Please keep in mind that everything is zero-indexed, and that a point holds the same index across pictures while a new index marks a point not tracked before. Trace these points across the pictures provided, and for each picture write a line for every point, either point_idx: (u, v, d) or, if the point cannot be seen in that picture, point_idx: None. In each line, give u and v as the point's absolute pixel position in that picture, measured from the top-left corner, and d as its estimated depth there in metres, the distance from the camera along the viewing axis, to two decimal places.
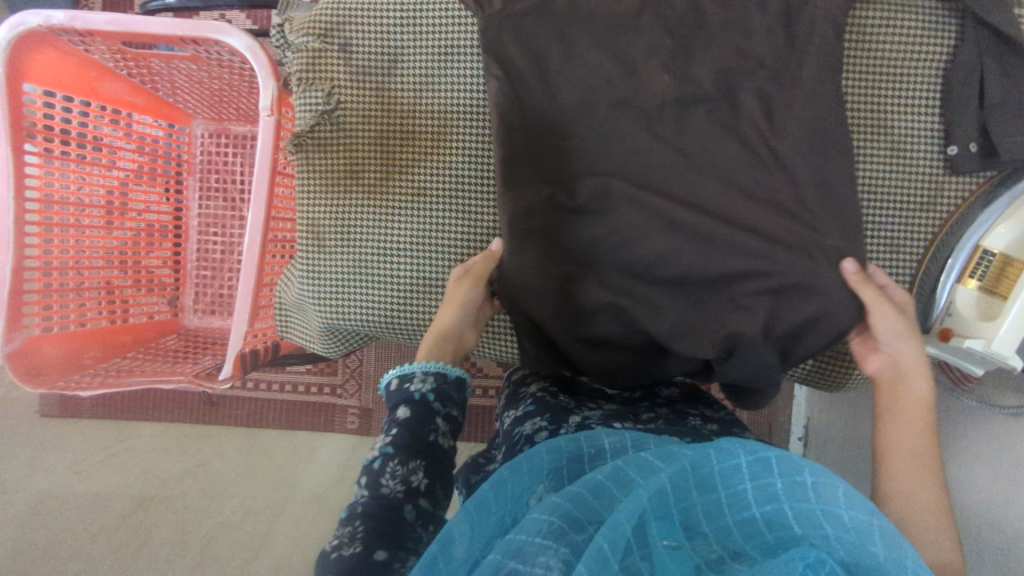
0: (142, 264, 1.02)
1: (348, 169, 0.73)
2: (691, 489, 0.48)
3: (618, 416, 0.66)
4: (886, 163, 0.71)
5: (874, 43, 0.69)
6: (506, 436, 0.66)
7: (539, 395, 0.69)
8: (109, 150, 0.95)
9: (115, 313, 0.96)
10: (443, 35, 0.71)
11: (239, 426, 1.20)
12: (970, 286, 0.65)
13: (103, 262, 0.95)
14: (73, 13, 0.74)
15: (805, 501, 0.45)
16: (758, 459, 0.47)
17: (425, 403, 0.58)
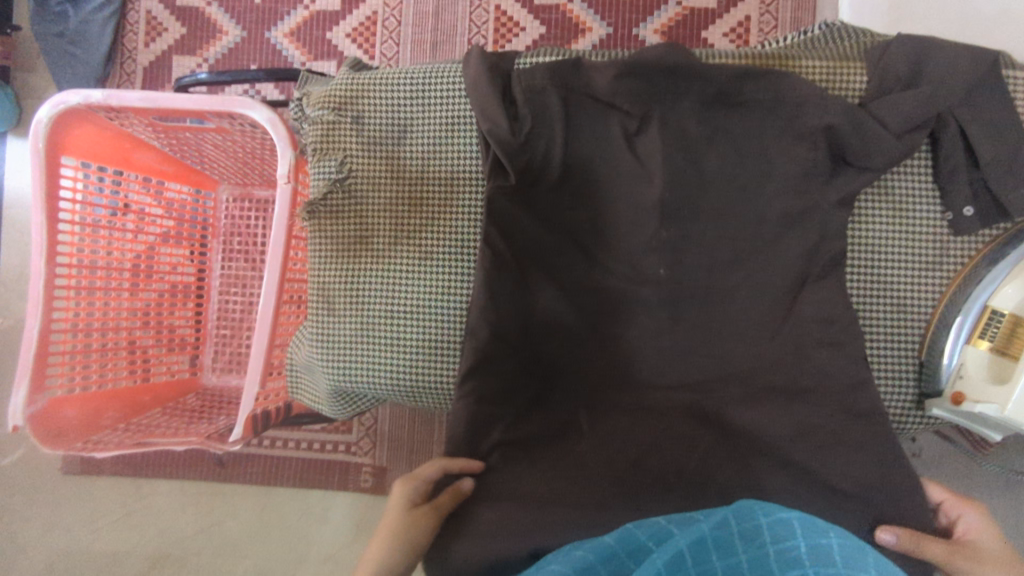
0: (166, 323, 1.05)
1: (359, 235, 0.70)
2: (709, 552, 0.45)
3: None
4: (909, 283, 0.63)
5: (880, 194, 0.64)
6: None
7: None
8: (139, 217, 1.00)
9: (138, 370, 0.99)
10: (452, 107, 0.69)
11: (255, 484, 1.18)
12: (980, 348, 0.58)
13: (133, 321, 1.00)
14: (110, 91, 0.79)
15: (832, 564, 0.42)
16: (779, 520, 0.45)
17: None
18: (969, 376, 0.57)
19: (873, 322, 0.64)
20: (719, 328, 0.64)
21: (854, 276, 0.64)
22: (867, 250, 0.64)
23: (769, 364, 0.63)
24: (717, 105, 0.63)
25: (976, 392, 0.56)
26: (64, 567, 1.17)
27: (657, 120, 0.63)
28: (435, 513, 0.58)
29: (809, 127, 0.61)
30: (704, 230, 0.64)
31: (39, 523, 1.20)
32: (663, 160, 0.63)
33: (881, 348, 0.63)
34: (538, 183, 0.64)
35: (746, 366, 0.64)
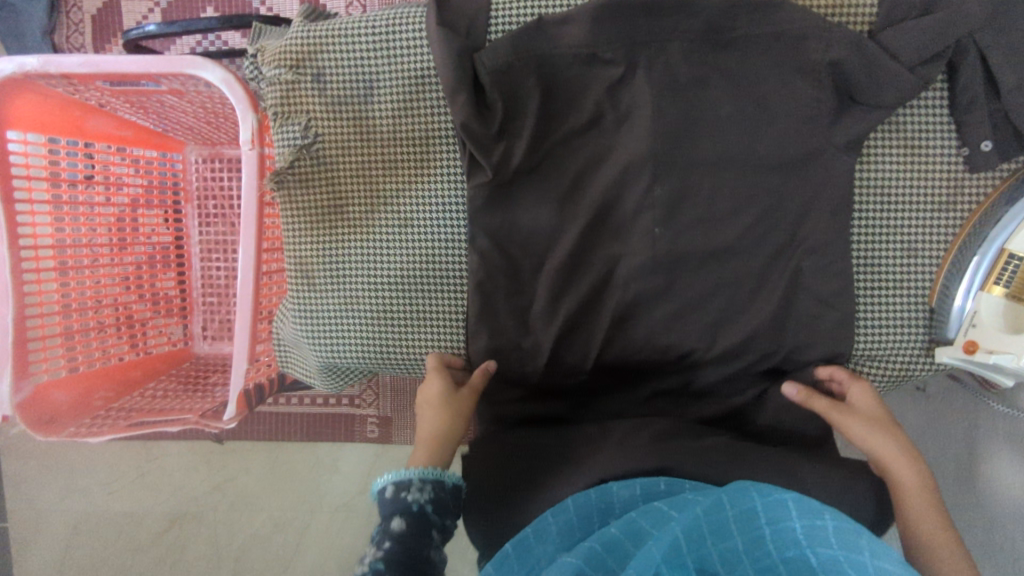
0: (157, 290, 1.03)
1: (333, 203, 0.66)
2: (705, 537, 0.42)
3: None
4: (921, 222, 0.60)
5: (889, 133, 0.59)
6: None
7: None
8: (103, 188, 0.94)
9: (136, 338, 0.98)
10: (417, 57, 0.62)
11: (263, 440, 1.16)
12: (992, 293, 0.55)
13: (120, 289, 0.97)
14: (45, 56, 0.72)
15: (830, 547, 0.40)
16: (775, 503, 0.44)
17: (422, 515, 0.53)
18: (984, 321, 0.54)
19: (881, 267, 0.60)
20: (720, 280, 0.61)
21: (864, 219, 0.60)
22: (875, 192, 0.60)
23: (772, 314, 0.60)
24: (709, 41, 0.57)
25: (991, 342, 0.54)
26: (86, 530, 1.16)
27: (646, 65, 0.59)
28: (471, 397, 0.62)
29: (806, 61, 0.56)
30: (700, 177, 0.60)
31: (55, 490, 1.17)
32: (654, 112, 0.59)
33: (890, 296, 0.60)
34: (518, 144, 0.61)
35: (747, 318, 0.61)
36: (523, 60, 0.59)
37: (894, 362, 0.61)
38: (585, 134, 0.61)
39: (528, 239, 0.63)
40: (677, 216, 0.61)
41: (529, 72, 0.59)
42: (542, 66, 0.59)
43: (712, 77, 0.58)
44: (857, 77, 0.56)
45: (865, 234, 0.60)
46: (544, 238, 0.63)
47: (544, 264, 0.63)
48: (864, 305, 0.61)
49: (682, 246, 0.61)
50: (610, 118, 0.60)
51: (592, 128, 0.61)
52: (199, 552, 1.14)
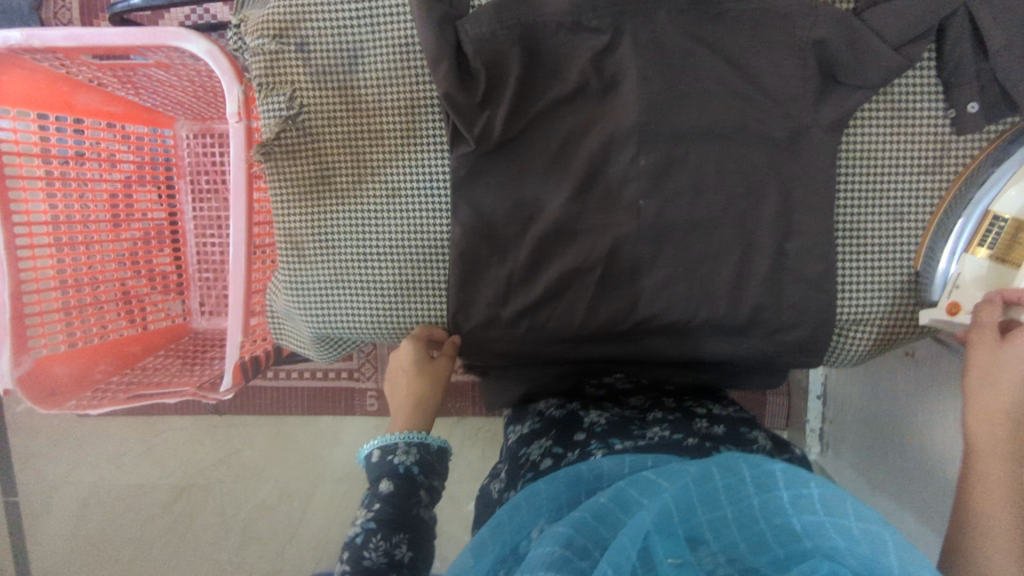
0: (156, 265, 1.04)
1: (320, 174, 0.66)
2: (694, 507, 0.44)
3: (623, 424, 0.61)
4: (908, 186, 0.60)
5: (879, 96, 0.58)
6: (511, 455, 0.64)
7: (546, 412, 0.67)
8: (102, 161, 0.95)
9: (135, 314, 0.99)
10: (401, 25, 0.62)
11: (265, 414, 1.18)
12: (977, 257, 0.54)
13: (116, 265, 0.98)
14: (30, 30, 0.71)
15: (813, 513, 0.42)
16: (762, 471, 0.45)
17: (409, 476, 0.58)
18: (968, 285, 0.54)
19: (868, 231, 0.60)
20: (706, 250, 0.61)
21: (851, 184, 0.60)
22: (862, 157, 0.59)
23: (759, 282, 0.61)
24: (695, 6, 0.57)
25: (973, 302, 0.53)
26: (94, 504, 1.18)
27: (631, 34, 0.58)
28: (444, 365, 0.66)
29: (791, 27, 0.56)
30: (685, 146, 0.60)
31: (63, 465, 1.19)
32: (640, 80, 0.59)
33: (875, 261, 0.61)
34: (501, 114, 0.60)
35: (733, 287, 0.61)
36: (507, 30, 0.58)
37: (878, 326, 0.62)
38: (570, 104, 0.61)
39: (514, 210, 0.63)
40: (663, 186, 0.61)
41: (511, 40, 0.58)
42: (525, 35, 0.58)
43: (697, 45, 0.58)
44: (838, 47, 0.55)
45: (851, 197, 0.60)
46: (531, 210, 0.63)
47: (531, 235, 0.63)
48: (849, 269, 0.61)
49: (668, 216, 0.61)
50: (595, 88, 0.60)
51: (578, 98, 0.61)
52: (205, 523, 1.16)
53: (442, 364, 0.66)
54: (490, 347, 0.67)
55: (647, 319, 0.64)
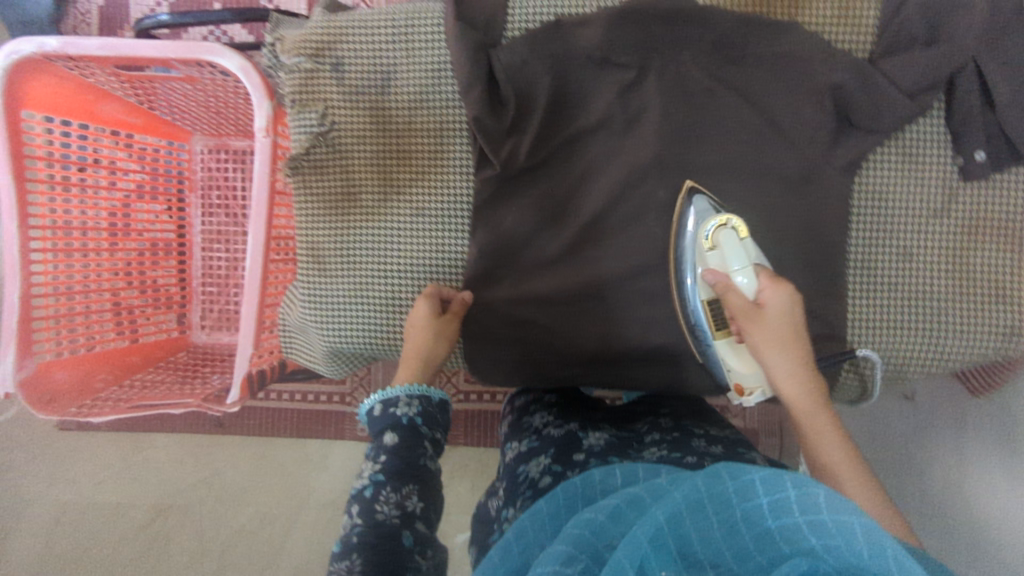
0: (150, 278, 1.02)
1: (346, 190, 0.67)
2: (683, 518, 0.36)
3: (620, 447, 0.57)
4: (921, 228, 0.62)
5: (891, 145, 0.62)
6: (509, 474, 0.59)
7: (543, 429, 0.62)
8: (112, 167, 0.95)
9: (124, 325, 0.96)
10: (435, 51, 0.64)
11: (252, 436, 1.16)
12: (720, 339, 0.60)
13: (110, 275, 0.95)
14: (66, 39, 0.73)
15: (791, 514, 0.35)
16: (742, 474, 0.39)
17: (413, 427, 0.57)
18: (739, 367, 0.59)
19: (879, 272, 0.63)
20: None
21: (863, 226, 0.63)
22: (874, 201, 0.62)
23: None
24: (718, 50, 0.60)
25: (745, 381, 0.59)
26: (67, 523, 1.13)
27: (657, 72, 0.61)
28: (455, 325, 0.64)
29: (808, 74, 0.59)
30: (702, 182, 0.62)
31: (38, 481, 1.14)
32: (662, 114, 0.61)
33: (886, 301, 0.63)
34: (524, 142, 0.62)
35: None
36: (538, 61, 0.61)
37: (887, 363, 0.63)
38: (594, 136, 0.63)
39: (533, 234, 0.65)
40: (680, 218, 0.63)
41: (542, 72, 0.61)
42: (556, 68, 0.61)
43: (718, 85, 0.61)
44: (854, 94, 0.58)
45: (862, 238, 0.63)
46: (550, 236, 0.65)
47: (548, 261, 0.65)
48: (857, 302, 0.63)
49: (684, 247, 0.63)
50: (616, 120, 0.62)
51: (601, 130, 0.63)
52: (183, 546, 1.12)
53: (452, 323, 0.64)
54: (502, 370, 0.67)
55: (659, 347, 0.65)
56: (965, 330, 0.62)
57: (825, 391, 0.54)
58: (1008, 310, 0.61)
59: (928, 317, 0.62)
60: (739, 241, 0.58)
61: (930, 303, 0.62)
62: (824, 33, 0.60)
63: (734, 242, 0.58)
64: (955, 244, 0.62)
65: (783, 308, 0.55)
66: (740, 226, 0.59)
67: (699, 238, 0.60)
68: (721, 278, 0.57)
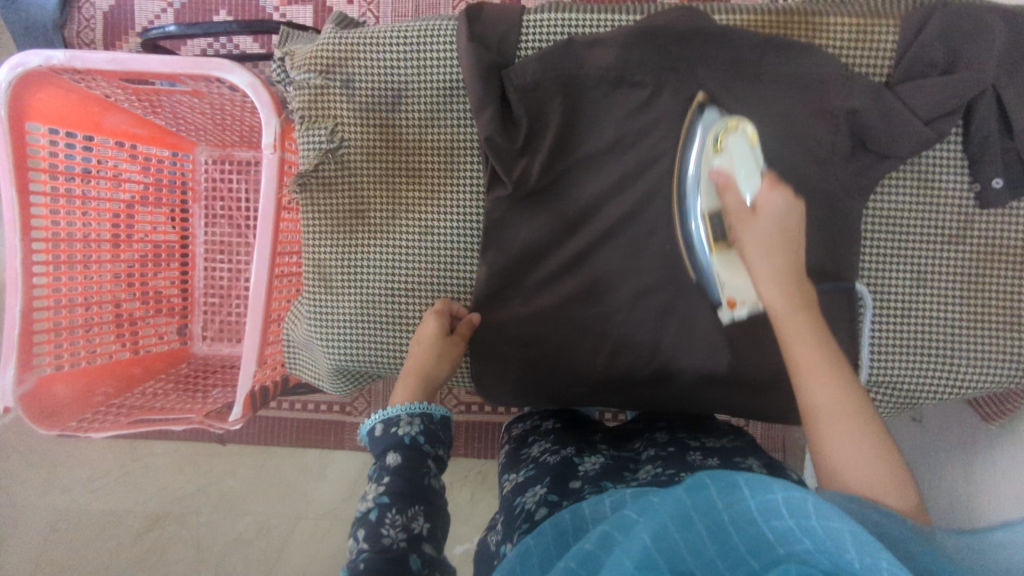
0: (151, 286, 1.01)
1: (355, 208, 0.67)
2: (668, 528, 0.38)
3: (616, 470, 0.57)
4: (935, 255, 0.62)
5: (906, 170, 0.61)
6: (506, 507, 0.57)
7: (542, 457, 0.61)
8: (115, 167, 0.94)
9: (126, 334, 0.96)
10: (447, 70, 0.64)
11: (251, 444, 1.15)
12: (718, 252, 0.59)
13: (112, 285, 0.94)
14: (72, 52, 0.72)
15: (781, 518, 0.36)
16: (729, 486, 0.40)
17: (415, 446, 0.56)
18: (731, 278, 0.59)
19: (892, 298, 0.62)
20: None
21: (877, 252, 0.62)
22: (888, 226, 0.62)
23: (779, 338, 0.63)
24: (732, 72, 0.59)
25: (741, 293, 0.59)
26: (61, 532, 1.11)
27: (671, 92, 0.60)
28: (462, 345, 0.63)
29: (823, 97, 0.59)
30: None
31: (32, 487, 1.12)
32: (674, 135, 0.61)
33: (899, 327, 0.62)
34: (536, 162, 0.62)
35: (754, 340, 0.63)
36: (550, 81, 0.60)
37: (899, 390, 0.63)
38: (605, 156, 0.63)
39: (543, 254, 0.64)
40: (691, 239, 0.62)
41: (554, 92, 0.61)
42: (568, 88, 0.61)
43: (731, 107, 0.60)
44: (870, 118, 0.58)
45: (876, 263, 0.62)
46: (560, 256, 0.64)
47: (557, 281, 0.65)
48: (872, 326, 0.62)
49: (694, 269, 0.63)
50: (628, 140, 0.62)
51: (613, 150, 0.62)
52: (177, 556, 1.09)
53: (460, 343, 0.63)
54: (509, 390, 0.67)
55: (669, 369, 0.64)
56: (978, 356, 0.61)
57: (812, 296, 0.53)
58: (1021, 337, 0.61)
59: (941, 342, 0.62)
60: (747, 146, 0.58)
61: (944, 328, 0.62)
62: (838, 55, 0.60)
63: (743, 147, 0.58)
64: (970, 270, 0.61)
65: (779, 211, 0.56)
66: (749, 133, 0.59)
67: (706, 139, 0.59)
68: (725, 177, 0.57)
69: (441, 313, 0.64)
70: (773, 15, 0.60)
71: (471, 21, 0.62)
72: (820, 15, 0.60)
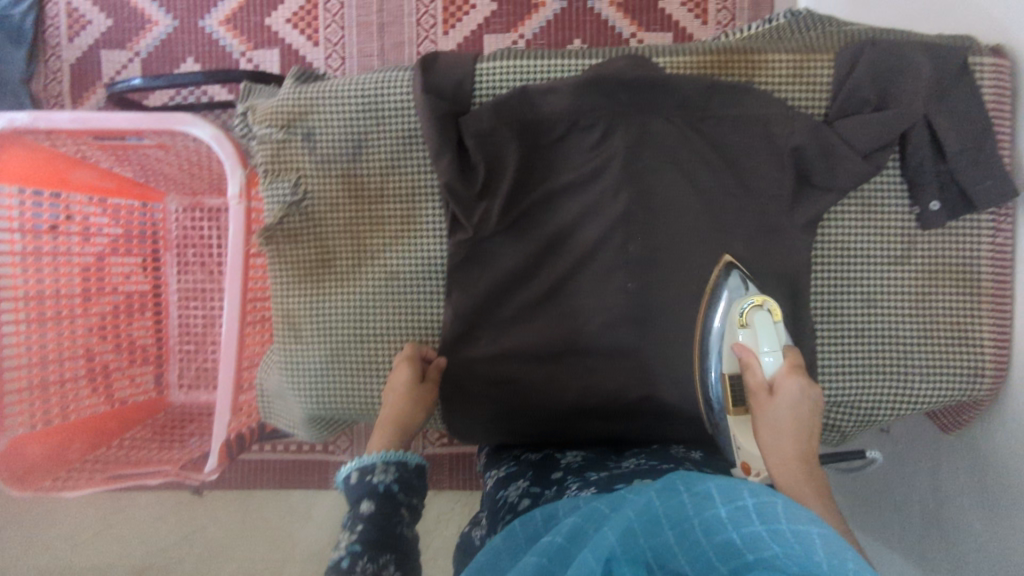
0: (125, 332, 1.01)
1: (321, 257, 0.68)
2: (637, 535, 0.40)
3: (598, 463, 0.63)
4: (884, 277, 0.64)
5: (851, 199, 0.64)
6: (488, 501, 0.61)
7: (524, 458, 0.67)
8: (83, 216, 0.94)
9: (98, 383, 0.95)
10: (404, 119, 0.65)
11: (232, 489, 1.13)
12: (734, 416, 0.59)
13: (84, 335, 0.95)
14: (37, 113, 0.73)
15: (750, 524, 0.38)
16: (701, 495, 0.42)
17: (389, 494, 0.57)
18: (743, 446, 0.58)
19: (846, 320, 0.65)
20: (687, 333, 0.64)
21: (828, 277, 0.64)
22: (838, 252, 0.64)
23: None
24: (679, 113, 0.62)
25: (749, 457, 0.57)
26: None
27: (622, 131, 0.62)
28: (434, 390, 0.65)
29: (766, 134, 0.61)
30: (669, 238, 0.64)
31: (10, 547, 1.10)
32: (628, 174, 0.63)
33: (854, 348, 0.64)
34: (495, 205, 0.64)
35: None
36: (504, 128, 0.62)
37: (858, 409, 0.65)
38: (563, 196, 0.64)
39: (507, 294, 0.66)
40: (650, 273, 0.64)
41: (508, 139, 0.62)
42: (522, 133, 0.63)
43: (680, 144, 0.63)
44: (810, 151, 0.61)
45: (828, 289, 0.64)
46: (524, 295, 0.66)
47: (522, 318, 0.66)
48: (828, 350, 0.65)
49: (655, 301, 0.64)
50: (583, 179, 0.64)
51: (571, 190, 0.64)
52: None
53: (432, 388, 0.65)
54: (482, 428, 0.68)
55: (638, 400, 0.66)
56: (932, 372, 0.64)
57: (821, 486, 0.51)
58: (972, 353, 0.63)
59: (895, 360, 0.64)
60: (772, 322, 0.60)
61: (897, 345, 0.64)
62: (780, 92, 0.63)
63: (767, 323, 0.59)
64: (917, 289, 0.64)
65: (796, 398, 0.55)
66: (775, 309, 0.60)
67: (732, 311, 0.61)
68: (748, 352, 0.59)
69: (406, 368, 0.64)
70: (718, 55, 0.63)
71: (425, 71, 0.64)
72: (763, 54, 0.62)
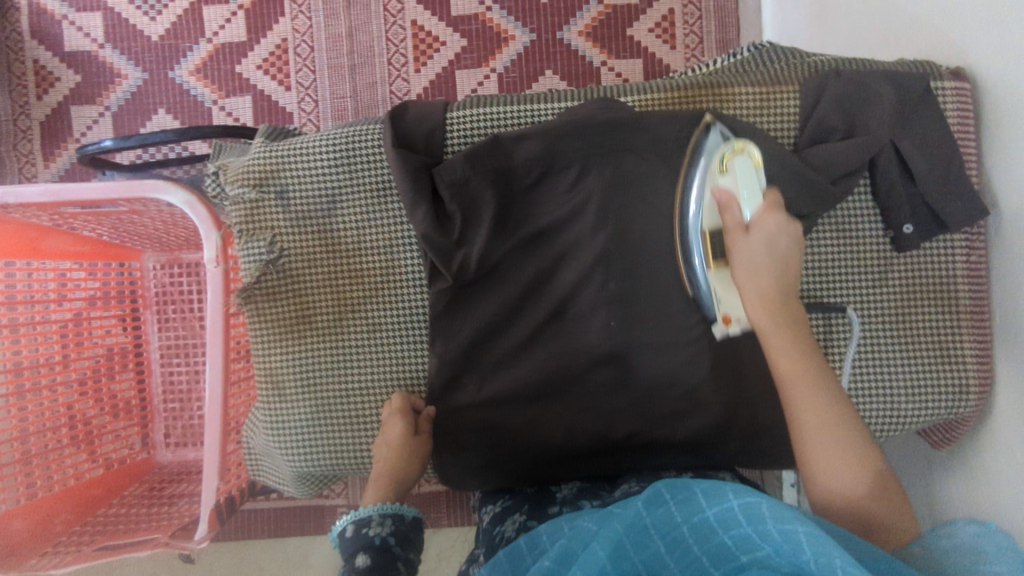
0: (106, 388, 0.98)
1: (300, 314, 0.67)
2: (626, 548, 0.42)
3: (592, 492, 0.64)
4: (864, 299, 0.65)
5: (825, 225, 0.65)
6: (485, 535, 0.63)
7: (520, 491, 0.68)
8: (59, 269, 0.93)
9: (81, 442, 0.94)
10: (376, 172, 0.65)
11: (227, 539, 1.10)
12: (714, 271, 0.58)
13: (65, 392, 0.93)
14: (5, 187, 0.72)
15: (737, 526, 0.40)
16: (683, 498, 0.44)
17: (385, 547, 0.56)
18: (724, 298, 0.58)
19: (830, 345, 0.65)
20: (675, 368, 0.64)
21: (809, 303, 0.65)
22: (816, 278, 0.65)
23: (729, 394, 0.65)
24: (650, 150, 0.62)
25: (731, 310, 0.59)
26: None
27: (596, 171, 0.63)
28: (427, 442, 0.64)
29: None
30: (649, 274, 0.64)
31: None
32: (604, 213, 0.63)
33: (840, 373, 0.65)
34: (473, 253, 0.63)
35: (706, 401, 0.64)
36: (479, 176, 0.62)
37: None
38: (541, 239, 0.65)
39: (492, 341, 0.65)
40: (633, 310, 0.64)
41: (484, 187, 0.63)
42: (497, 180, 0.63)
43: (654, 181, 0.63)
44: None
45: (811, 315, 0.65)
46: (509, 341, 0.65)
47: (508, 364, 0.65)
48: None
49: (640, 338, 0.64)
50: (561, 220, 0.64)
51: (549, 233, 0.64)
52: None
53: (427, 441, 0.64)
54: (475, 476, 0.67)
55: (629, 437, 0.65)
56: (918, 391, 0.64)
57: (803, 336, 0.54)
58: (956, 370, 0.63)
59: (881, 380, 0.65)
60: (752, 169, 0.56)
61: (881, 367, 0.65)
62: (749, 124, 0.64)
63: (749, 169, 0.56)
64: (896, 309, 0.65)
65: (775, 237, 0.55)
66: (754, 156, 0.57)
67: (711, 161, 0.57)
68: (729, 197, 0.55)
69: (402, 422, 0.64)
70: (685, 92, 0.64)
71: (395, 125, 0.64)
72: (729, 87, 0.64)
